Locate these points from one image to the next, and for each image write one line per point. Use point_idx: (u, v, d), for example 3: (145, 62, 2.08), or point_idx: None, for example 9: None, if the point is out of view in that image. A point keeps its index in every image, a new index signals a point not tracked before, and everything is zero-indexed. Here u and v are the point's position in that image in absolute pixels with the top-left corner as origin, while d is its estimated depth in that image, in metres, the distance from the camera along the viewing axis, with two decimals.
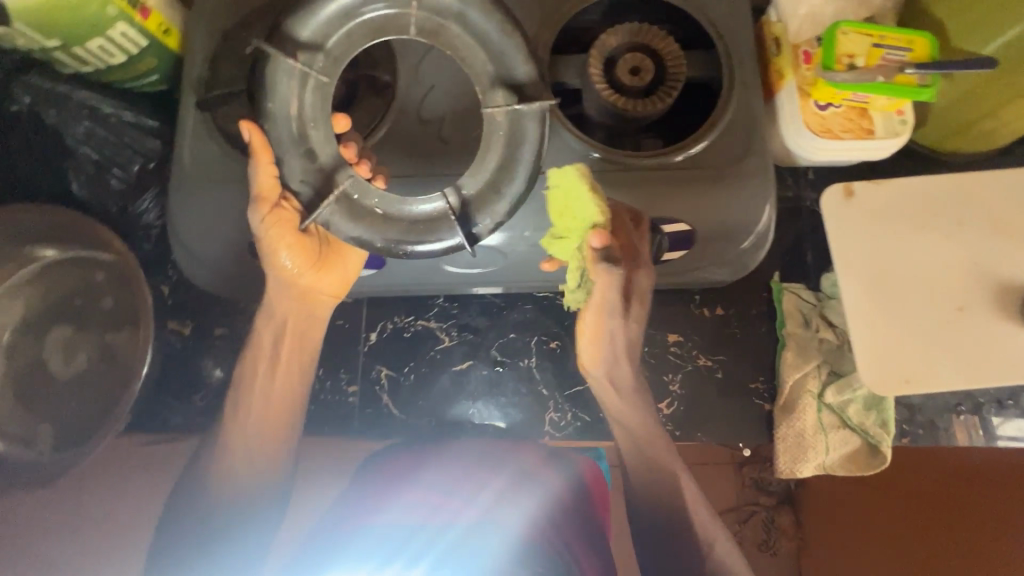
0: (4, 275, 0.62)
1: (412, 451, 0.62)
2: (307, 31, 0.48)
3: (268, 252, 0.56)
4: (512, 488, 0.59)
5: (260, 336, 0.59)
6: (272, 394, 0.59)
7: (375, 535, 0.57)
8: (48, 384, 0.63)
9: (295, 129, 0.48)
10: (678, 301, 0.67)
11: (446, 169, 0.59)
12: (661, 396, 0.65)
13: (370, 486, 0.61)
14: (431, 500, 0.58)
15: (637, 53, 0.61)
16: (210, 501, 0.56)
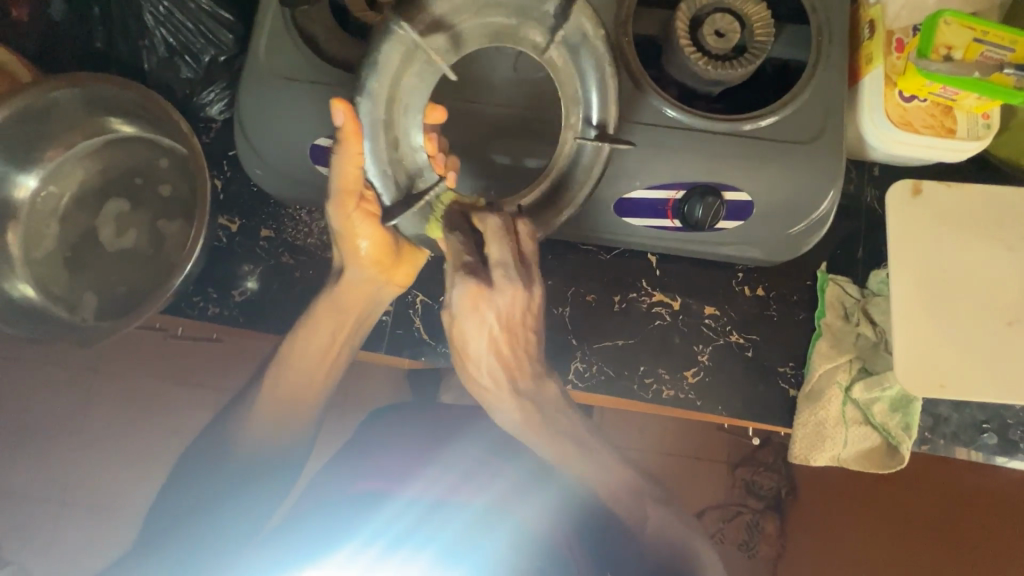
0: (74, 142, 0.66)
1: (431, 437, 0.77)
2: (440, 10, 0.48)
3: (347, 239, 0.58)
4: (522, 484, 0.70)
5: (318, 324, 0.61)
6: (314, 366, 0.63)
7: (393, 508, 0.71)
8: (99, 254, 0.66)
9: (386, 115, 0.49)
10: (721, 275, 0.67)
11: (514, 104, 0.60)
12: (688, 365, 0.65)
13: (396, 463, 0.74)
14: (447, 481, 0.72)
15: (727, 16, 0.59)
16: (247, 452, 0.61)
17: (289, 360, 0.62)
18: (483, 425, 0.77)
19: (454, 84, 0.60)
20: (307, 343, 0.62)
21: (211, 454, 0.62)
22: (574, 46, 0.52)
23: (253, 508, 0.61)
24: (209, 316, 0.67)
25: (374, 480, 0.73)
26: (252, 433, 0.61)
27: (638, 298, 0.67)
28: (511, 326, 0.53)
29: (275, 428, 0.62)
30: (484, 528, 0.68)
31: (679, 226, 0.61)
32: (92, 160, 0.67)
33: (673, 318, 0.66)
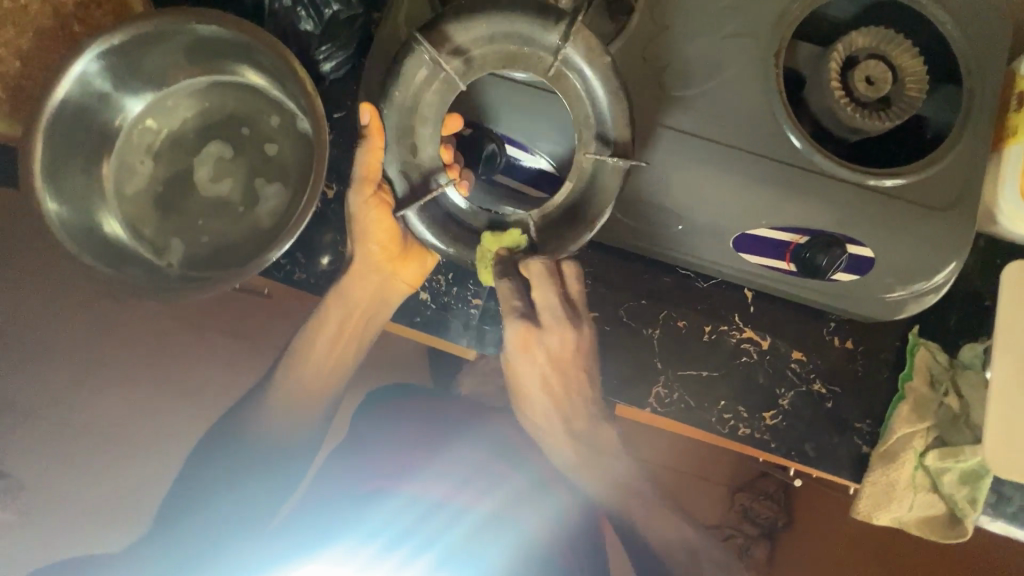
0: (183, 80, 0.63)
1: (436, 430, 0.82)
2: (458, 34, 0.49)
3: (359, 234, 0.60)
4: (528, 489, 0.77)
5: (328, 312, 0.64)
6: (328, 353, 0.66)
7: (402, 498, 0.77)
8: (193, 200, 0.64)
9: (406, 123, 0.52)
10: (813, 322, 0.66)
11: (650, 118, 0.58)
12: (766, 406, 0.65)
13: (405, 458, 0.79)
14: (447, 485, 0.78)
15: (881, 64, 0.57)
16: (269, 431, 0.66)
17: (305, 353, 0.65)
18: (485, 429, 0.82)
19: None
20: (317, 344, 0.65)
21: (235, 436, 0.66)
22: (580, 68, 0.49)
23: (269, 487, 0.66)
24: (294, 281, 0.66)
25: (380, 479, 0.78)
26: (279, 411, 0.66)
27: (727, 331, 0.66)
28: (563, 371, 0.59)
29: (294, 406, 0.66)
30: (488, 531, 0.75)
31: (794, 271, 0.60)
32: (197, 102, 0.64)
33: (759, 358, 0.66)
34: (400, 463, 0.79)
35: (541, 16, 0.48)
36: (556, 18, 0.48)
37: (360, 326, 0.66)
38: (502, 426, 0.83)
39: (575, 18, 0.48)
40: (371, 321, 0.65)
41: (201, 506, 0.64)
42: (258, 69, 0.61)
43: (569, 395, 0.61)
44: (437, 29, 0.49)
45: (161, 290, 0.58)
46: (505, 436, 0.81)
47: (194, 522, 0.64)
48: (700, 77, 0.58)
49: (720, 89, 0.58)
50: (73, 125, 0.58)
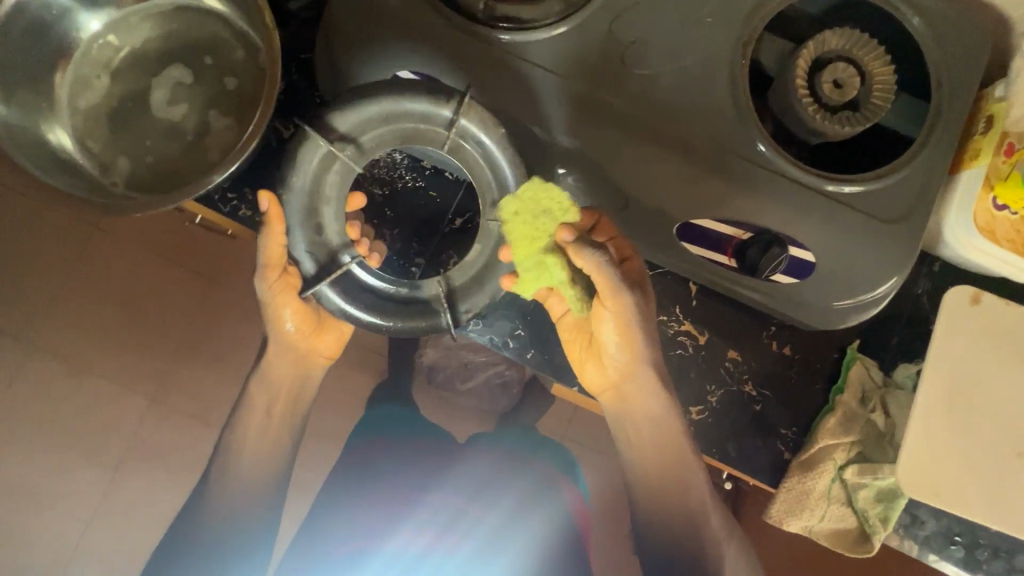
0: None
1: (394, 488, 0.87)
2: (346, 123, 0.51)
3: (273, 317, 0.62)
4: (506, 519, 0.86)
5: (253, 399, 0.65)
6: (274, 425, 0.66)
7: (389, 553, 0.83)
8: (143, 121, 0.63)
9: (308, 205, 0.53)
10: (753, 324, 0.66)
11: (608, 93, 0.56)
12: (695, 402, 0.65)
13: (375, 518, 0.85)
14: (433, 529, 0.85)
15: (850, 68, 0.56)
16: (250, 510, 0.63)
17: (262, 420, 0.65)
18: (452, 472, 0.90)
19: (555, 55, 0.56)
20: (260, 428, 0.65)
21: (208, 531, 0.61)
22: (477, 140, 0.52)
23: (266, 558, 0.64)
24: (239, 217, 0.65)
25: (359, 540, 0.84)
26: (253, 481, 0.64)
27: (666, 323, 0.66)
28: (634, 338, 0.58)
29: (263, 473, 0.65)
30: (475, 568, 0.84)
31: (735, 267, 0.60)
32: (159, 21, 0.63)
33: (694, 352, 0.66)
34: (378, 524, 0.85)
35: (430, 95, 0.51)
36: (446, 96, 0.51)
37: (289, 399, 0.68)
38: (466, 468, 0.91)
39: (463, 95, 0.51)
40: (298, 401, 0.70)
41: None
42: None
43: (633, 361, 0.60)
44: (324, 119, 0.52)
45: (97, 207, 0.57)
46: (471, 475, 0.90)
47: None
48: (665, 60, 0.57)
49: (683, 76, 0.57)
50: None
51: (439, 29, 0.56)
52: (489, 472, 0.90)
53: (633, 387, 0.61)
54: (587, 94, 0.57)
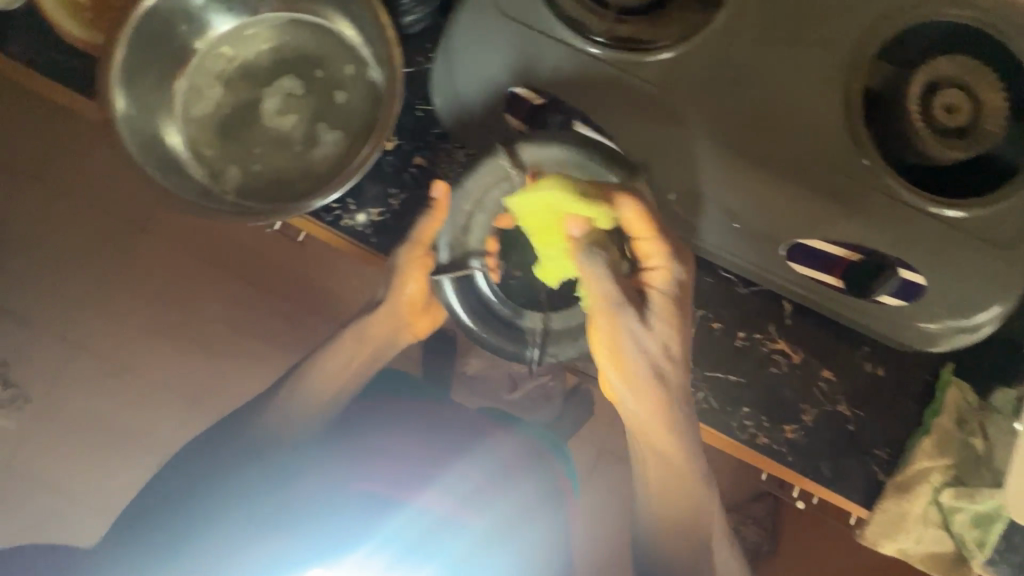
0: (267, 12, 0.65)
1: (423, 442, 0.75)
2: (528, 154, 0.56)
3: (399, 280, 0.66)
4: (532, 504, 0.76)
5: (340, 346, 0.70)
6: (338, 370, 0.70)
7: (397, 513, 0.72)
8: (254, 129, 0.64)
9: (466, 215, 0.60)
10: (847, 345, 0.66)
11: (723, 115, 0.57)
12: (788, 420, 0.65)
13: (392, 472, 0.73)
14: (448, 501, 0.73)
15: (960, 94, 0.58)
16: (278, 431, 0.69)
17: (325, 362, 0.69)
18: (467, 453, 0.76)
19: (672, 76, 0.57)
20: (334, 371, 0.70)
21: (243, 435, 0.69)
22: (633, 218, 0.57)
23: (263, 480, 0.69)
24: (339, 224, 0.66)
25: (370, 485, 0.72)
26: (297, 410, 0.69)
27: (761, 340, 0.66)
28: (643, 373, 0.54)
29: (307, 407, 0.69)
30: (482, 554, 0.73)
31: (844, 288, 0.60)
32: (274, 33, 0.65)
33: (788, 370, 0.66)
34: (388, 484, 0.73)
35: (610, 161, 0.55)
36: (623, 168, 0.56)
37: (371, 356, 0.71)
38: (481, 447, 0.76)
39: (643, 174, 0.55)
40: (375, 360, 0.72)
41: (213, 478, 0.69)
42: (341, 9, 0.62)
43: (644, 404, 0.56)
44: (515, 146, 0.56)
45: (211, 212, 0.58)
46: (487, 456, 0.76)
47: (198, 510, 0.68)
48: (778, 81, 0.57)
49: (796, 98, 0.57)
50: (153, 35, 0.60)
51: (561, 49, 0.57)
52: (524, 446, 0.79)
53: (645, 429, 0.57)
54: (702, 113, 0.57)
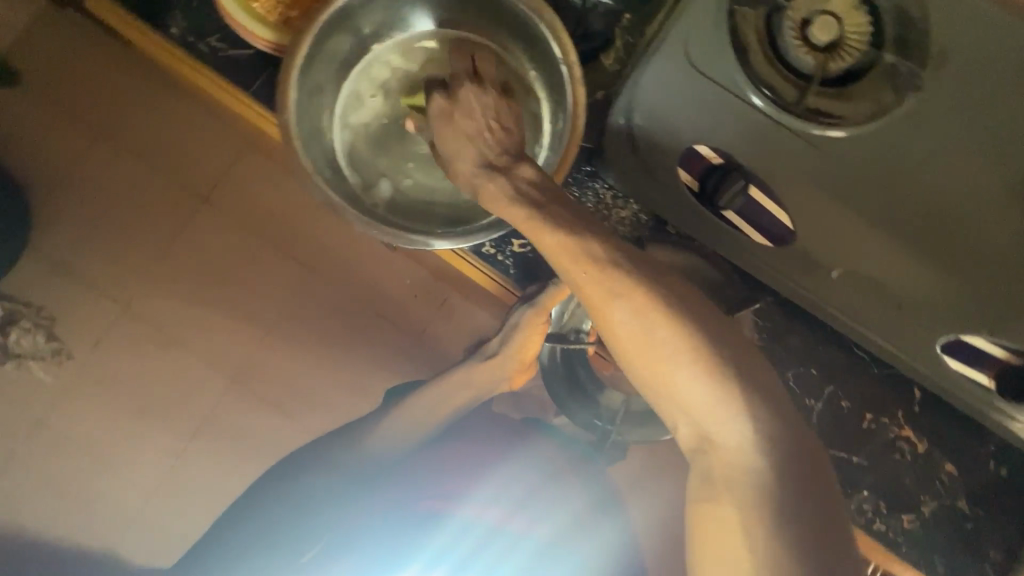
0: (442, 34, 0.65)
1: (486, 452, 0.85)
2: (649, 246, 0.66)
3: (515, 329, 0.80)
4: (587, 516, 0.83)
5: (446, 390, 0.84)
6: (434, 406, 0.83)
7: (458, 523, 0.80)
8: (413, 147, 0.65)
9: None
10: (975, 441, 0.65)
11: (901, 197, 0.56)
12: (905, 509, 0.65)
13: (459, 481, 0.82)
14: (505, 513, 0.81)
15: None
16: (370, 457, 0.81)
17: (427, 398, 0.84)
18: (520, 456, 0.85)
19: (859, 150, 0.56)
20: (435, 402, 0.83)
21: (342, 461, 0.82)
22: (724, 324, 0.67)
23: (353, 501, 0.80)
24: (481, 251, 0.74)
25: (436, 501, 0.80)
26: (390, 440, 0.82)
27: (888, 425, 0.66)
28: (662, 337, 0.45)
29: (397, 438, 0.81)
30: (539, 558, 0.81)
31: (994, 387, 0.59)
32: (445, 55, 0.66)
33: (911, 459, 0.65)
34: (451, 484, 0.82)
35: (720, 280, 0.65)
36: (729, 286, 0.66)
37: (472, 393, 0.85)
38: (533, 450, 0.85)
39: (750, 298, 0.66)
40: (477, 398, 0.86)
41: (312, 497, 0.81)
42: (518, 42, 0.63)
43: (683, 381, 0.45)
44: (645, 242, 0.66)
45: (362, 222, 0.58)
46: (541, 463, 0.84)
47: (301, 525, 0.80)
48: (968, 173, 0.55)
49: (984, 193, 0.55)
50: (327, 35, 0.59)
51: (746, 109, 0.56)
52: (573, 465, 0.85)
53: (698, 420, 0.45)
54: (880, 193, 0.56)
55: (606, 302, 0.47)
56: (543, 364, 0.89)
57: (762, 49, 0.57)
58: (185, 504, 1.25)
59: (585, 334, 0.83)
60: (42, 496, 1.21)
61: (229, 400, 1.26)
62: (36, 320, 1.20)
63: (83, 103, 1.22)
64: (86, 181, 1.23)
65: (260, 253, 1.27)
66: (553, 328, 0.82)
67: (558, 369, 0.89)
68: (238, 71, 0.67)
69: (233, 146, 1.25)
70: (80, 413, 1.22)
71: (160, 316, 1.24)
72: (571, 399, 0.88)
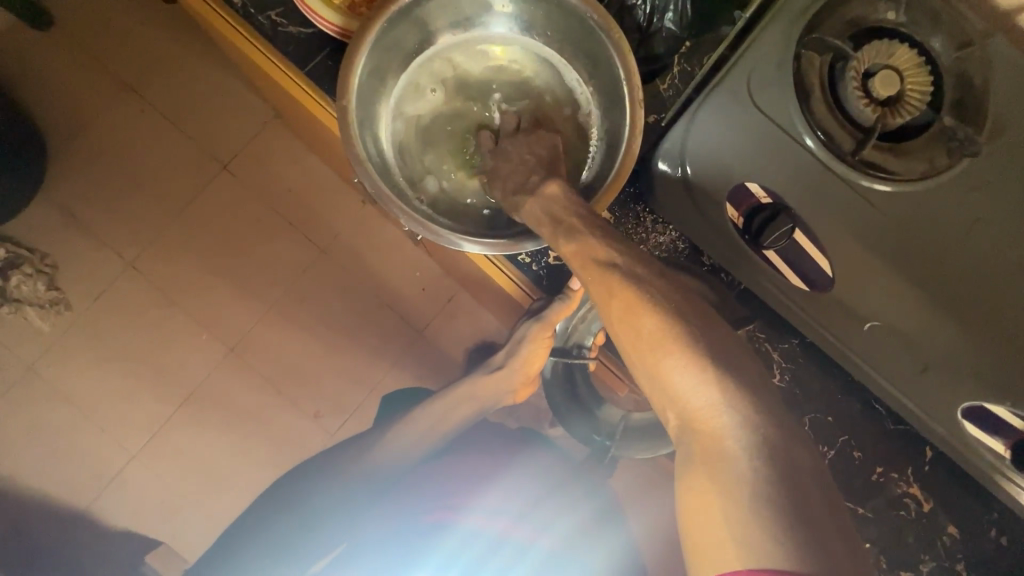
0: (506, 46, 0.67)
1: (488, 463, 0.84)
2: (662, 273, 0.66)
3: (524, 338, 0.79)
4: (590, 524, 0.82)
5: (452, 400, 0.87)
6: (440, 417, 0.86)
7: (461, 533, 0.78)
8: (465, 150, 0.66)
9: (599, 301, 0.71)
10: (980, 507, 0.65)
11: (943, 259, 0.56)
12: (905, 566, 0.67)
13: (460, 490, 0.81)
14: (510, 522, 0.80)
15: None
16: (377, 465, 0.82)
17: (434, 407, 0.86)
18: (519, 463, 0.85)
19: (909, 209, 0.57)
20: (439, 415, 0.86)
21: (349, 470, 0.83)
22: None
23: (361, 508, 0.82)
24: (515, 259, 0.69)
25: (440, 510, 0.79)
26: (395, 449, 0.83)
27: (896, 480, 0.66)
28: (651, 324, 0.45)
29: (403, 447, 0.83)
30: (547, 568, 0.79)
31: (1007, 456, 0.59)
32: (506, 67, 0.67)
33: (916, 517, 0.66)
34: (452, 491, 0.80)
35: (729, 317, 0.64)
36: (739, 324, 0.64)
37: (476, 407, 0.87)
38: (532, 458, 0.85)
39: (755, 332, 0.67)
40: (480, 407, 0.88)
41: (318, 506, 0.81)
42: (580, 60, 0.64)
43: (670, 367, 0.45)
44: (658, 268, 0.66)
45: (399, 209, 0.57)
46: (542, 470, 0.84)
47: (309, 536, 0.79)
48: (1006, 244, 0.56)
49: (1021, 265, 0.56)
50: (393, 29, 0.59)
51: (801, 153, 0.57)
52: (574, 475, 0.85)
53: (687, 410, 0.44)
54: (922, 252, 0.57)
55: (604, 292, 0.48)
56: (544, 379, 0.84)
57: (823, 96, 0.58)
58: (163, 475, 1.20)
59: (589, 349, 0.76)
60: (20, 449, 1.17)
61: (223, 375, 1.23)
62: (39, 267, 1.18)
63: (119, 59, 1.22)
64: (110, 136, 1.22)
65: (276, 228, 1.25)
66: (558, 341, 0.78)
67: (559, 384, 0.82)
68: (294, 48, 0.66)
69: (264, 119, 1.25)
70: (72, 370, 1.19)
71: (168, 280, 1.22)
72: (570, 413, 0.82)
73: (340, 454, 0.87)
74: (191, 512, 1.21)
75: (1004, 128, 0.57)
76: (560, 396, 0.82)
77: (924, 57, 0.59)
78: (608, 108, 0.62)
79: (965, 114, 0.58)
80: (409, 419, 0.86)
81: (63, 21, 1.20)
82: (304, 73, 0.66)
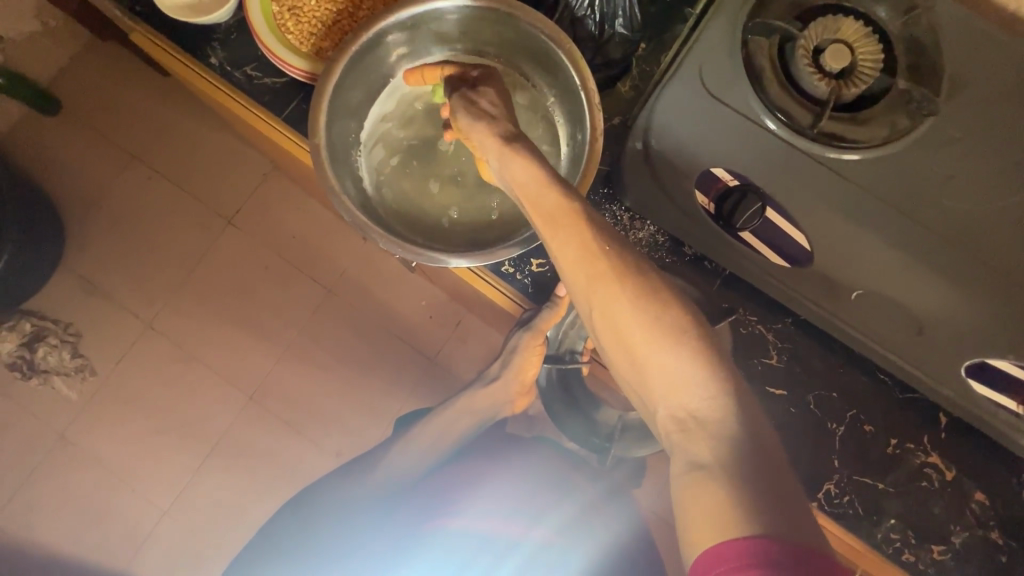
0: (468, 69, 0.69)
1: (483, 463, 0.83)
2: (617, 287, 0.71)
3: (520, 347, 0.79)
4: (583, 514, 0.80)
5: (452, 412, 0.89)
6: (439, 429, 0.88)
7: (453, 534, 0.77)
8: (437, 172, 0.69)
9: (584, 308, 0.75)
10: (1004, 468, 0.63)
11: (922, 216, 0.56)
12: (938, 539, 0.64)
13: (456, 494, 0.80)
14: (502, 519, 0.78)
15: None
16: (379, 479, 0.84)
17: (433, 420, 0.89)
18: (517, 460, 0.83)
19: (883, 174, 0.57)
20: (440, 430, 0.87)
21: (353, 486, 0.85)
22: None
23: (359, 522, 0.81)
24: (499, 270, 0.69)
25: (434, 514, 0.79)
26: (397, 463, 0.85)
27: (914, 451, 0.65)
28: (647, 316, 0.45)
29: (404, 460, 0.85)
30: (539, 561, 0.77)
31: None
32: None
33: (940, 487, 0.64)
34: (445, 495, 0.80)
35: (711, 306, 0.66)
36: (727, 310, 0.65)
37: (474, 419, 0.89)
38: (530, 454, 0.84)
39: (740, 315, 0.67)
40: (482, 419, 0.90)
41: (322, 522, 0.82)
42: (540, 71, 0.66)
43: (670, 358, 0.44)
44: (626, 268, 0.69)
45: (379, 236, 0.59)
46: (541, 465, 0.83)
47: (309, 553, 0.79)
48: (985, 198, 0.56)
49: (1004, 216, 0.56)
50: (356, 65, 0.62)
51: (762, 131, 0.57)
52: (568, 468, 0.84)
53: (685, 402, 0.43)
54: (897, 213, 0.56)
55: (603, 282, 0.47)
56: (540, 387, 0.85)
57: (775, 74, 0.59)
58: (192, 527, 1.22)
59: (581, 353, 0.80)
60: (58, 517, 1.20)
61: (244, 422, 1.25)
62: (63, 336, 1.23)
63: (120, 129, 1.29)
64: (120, 203, 1.29)
65: (279, 271, 1.29)
66: (551, 349, 0.81)
67: (555, 389, 0.84)
68: (271, 97, 0.70)
69: (264, 171, 1.31)
70: (98, 433, 1.23)
71: (183, 335, 1.27)
72: (568, 419, 0.83)
73: (346, 472, 0.89)
74: (222, 562, 1.21)
75: (961, 86, 0.58)
76: (558, 402, 0.83)
77: (873, 27, 0.60)
78: (573, 111, 0.64)
79: (921, 78, 0.59)
80: (412, 433, 0.88)
81: (69, 104, 1.28)
82: (283, 119, 0.70)
